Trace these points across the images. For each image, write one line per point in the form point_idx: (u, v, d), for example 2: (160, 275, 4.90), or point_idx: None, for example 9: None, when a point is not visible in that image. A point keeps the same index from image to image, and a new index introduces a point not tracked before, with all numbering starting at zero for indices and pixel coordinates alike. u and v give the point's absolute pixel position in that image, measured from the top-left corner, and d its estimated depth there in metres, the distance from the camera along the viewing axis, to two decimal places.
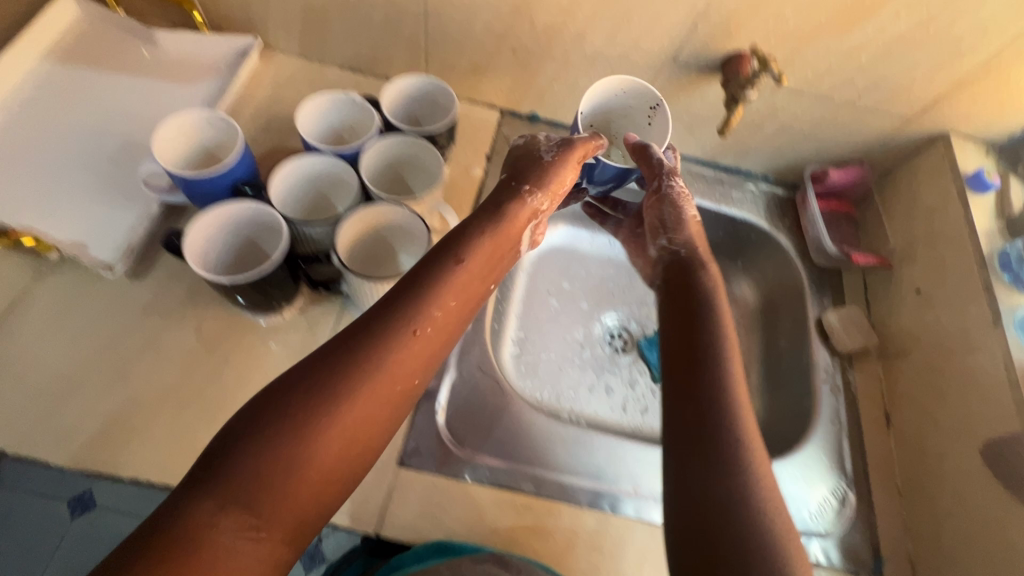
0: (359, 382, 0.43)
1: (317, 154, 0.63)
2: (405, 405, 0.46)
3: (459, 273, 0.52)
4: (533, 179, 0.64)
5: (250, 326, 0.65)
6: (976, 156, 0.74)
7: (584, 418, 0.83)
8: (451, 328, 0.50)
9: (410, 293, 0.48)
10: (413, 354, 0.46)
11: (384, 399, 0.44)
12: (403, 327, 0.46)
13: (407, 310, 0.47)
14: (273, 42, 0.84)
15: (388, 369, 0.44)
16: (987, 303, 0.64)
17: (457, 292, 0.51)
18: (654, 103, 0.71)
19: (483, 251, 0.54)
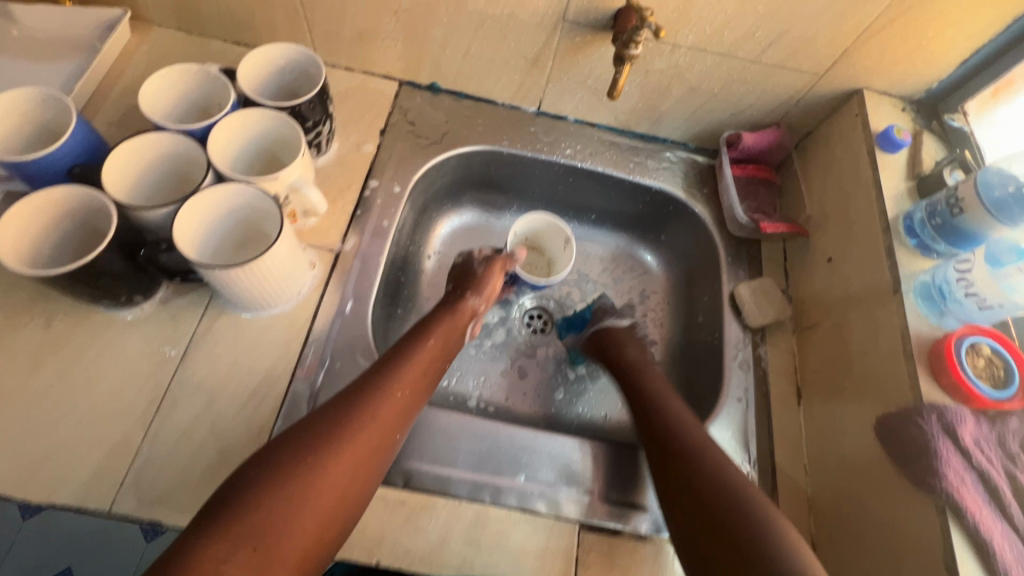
0: (351, 434, 0.52)
1: (158, 133, 0.57)
2: (389, 450, 0.55)
3: (428, 344, 0.64)
4: (472, 288, 0.74)
5: (106, 320, 0.61)
6: (888, 113, 0.70)
7: (493, 404, 0.78)
8: (421, 391, 0.60)
9: (390, 364, 0.60)
10: (397, 404, 0.57)
11: (374, 442, 0.54)
12: (389, 386, 0.57)
13: (387, 373, 0.58)
14: (147, 15, 0.78)
15: (379, 417, 0.55)
16: (889, 269, 0.60)
17: (425, 364, 0.62)
18: (567, 237, 0.81)
19: (439, 332, 0.67)
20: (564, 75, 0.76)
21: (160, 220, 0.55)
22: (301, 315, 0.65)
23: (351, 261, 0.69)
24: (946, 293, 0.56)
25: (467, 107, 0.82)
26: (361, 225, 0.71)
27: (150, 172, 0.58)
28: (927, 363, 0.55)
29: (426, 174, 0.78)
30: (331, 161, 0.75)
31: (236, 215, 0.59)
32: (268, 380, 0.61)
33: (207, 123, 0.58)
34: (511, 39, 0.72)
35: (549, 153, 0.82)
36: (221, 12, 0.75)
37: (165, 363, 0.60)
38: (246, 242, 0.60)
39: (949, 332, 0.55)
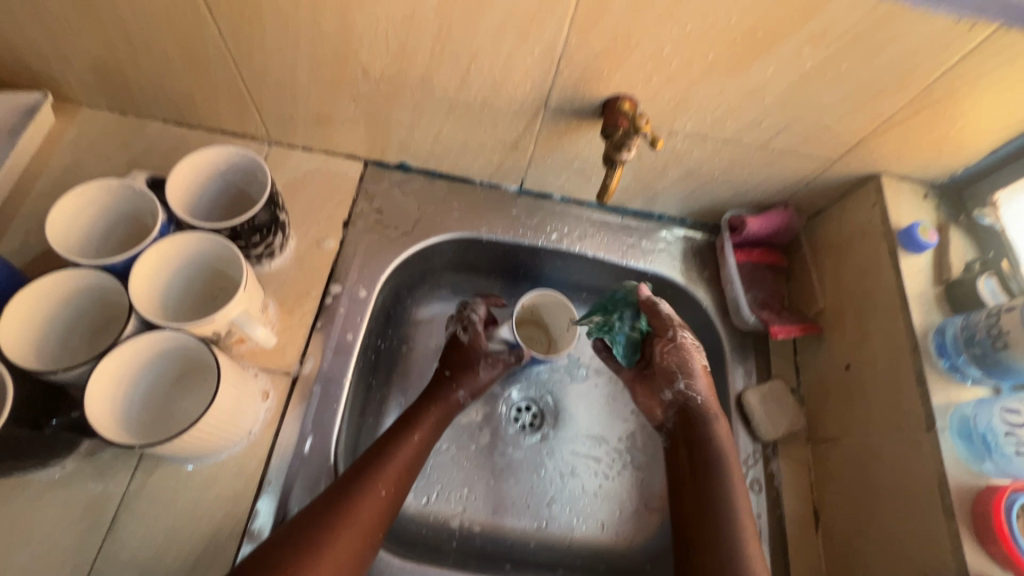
0: (329, 542, 0.49)
1: (67, 270, 0.48)
2: (367, 555, 0.52)
3: (414, 436, 0.60)
4: (465, 383, 0.68)
5: (17, 482, 0.52)
6: (912, 202, 0.63)
7: (478, 523, 0.69)
8: (403, 489, 0.57)
9: (371, 459, 0.56)
10: (378, 506, 0.53)
11: (349, 551, 0.50)
12: (370, 487, 0.54)
13: (367, 474, 0.55)
14: (70, 96, 0.68)
15: (359, 525, 0.51)
16: (920, 398, 0.53)
17: (409, 461, 0.58)
18: (571, 318, 0.71)
19: (427, 424, 0.62)
20: (547, 158, 0.68)
21: (75, 377, 0.47)
22: (251, 458, 0.56)
23: (311, 387, 0.60)
24: (992, 446, 0.49)
25: (442, 189, 0.74)
26: (323, 340, 0.63)
27: (62, 312, 0.50)
28: (971, 523, 0.48)
29: (396, 269, 0.70)
30: (288, 263, 0.66)
31: (169, 356, 0.51)
32: (211, 546, 0.52)
33: (129, 255, 0.50)
34: (487, 124, 0.63)
35: (533, 239, 0.74)
36: (156, 94, 0.66)
37: (89, 534, 0.51)
38: (187, 380, 0.53)
39: (992, 483, 0.49)
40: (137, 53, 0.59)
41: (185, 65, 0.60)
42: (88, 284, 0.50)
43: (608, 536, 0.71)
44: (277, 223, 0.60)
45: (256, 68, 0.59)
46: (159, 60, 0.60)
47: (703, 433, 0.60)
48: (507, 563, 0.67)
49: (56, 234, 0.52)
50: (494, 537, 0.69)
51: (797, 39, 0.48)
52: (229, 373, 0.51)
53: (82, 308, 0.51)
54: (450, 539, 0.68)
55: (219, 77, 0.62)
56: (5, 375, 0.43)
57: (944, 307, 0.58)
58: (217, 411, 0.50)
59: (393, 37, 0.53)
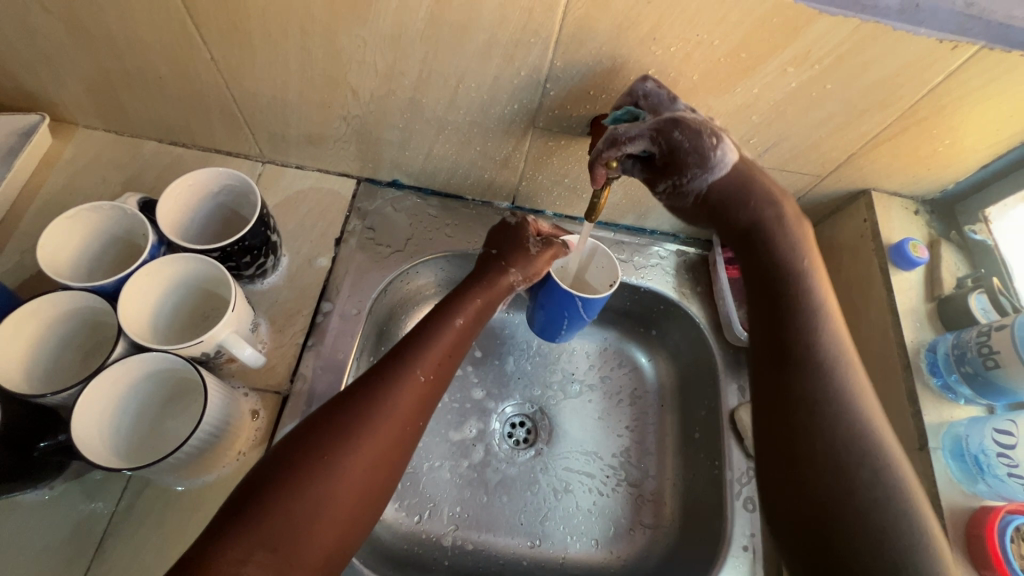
0: (368, 426, 0.46)
1: (58, 292, 0.49)
2: (409, 444, 0.49)
3: (455, 321, 0.56)
4: (516, 261, 0.61)
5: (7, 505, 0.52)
6: (902, 218, 0.63)
7: (471, 540, 0.69)
8: (444, 378, 0.53)
9: (408, 344, 0.53)
10: (416, 394, 0.50)
11: (391, 434, 0.47)
12: (407, 373, 0.50)
13: (405, 360, 0.51)
14: (68, 117, 0.69)
15: (396, 413, 0.48)
16: (911, 416, 0.53)
17: (450, 347, 0.55)
18: (611, 283, 0.64)
19: (470, 310, 0.57)
20: (538, 175, 0.68)
21: (65, 400, 0.47)
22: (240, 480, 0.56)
23: (300, 407, 0.60)
24: (984, 467, 0.47)
25: (434, 206, 0.74)
26: (314, 358, 0.63)
27: (53, 334, 0.50)
28: (965, 545, 0.47)
29: (387, 286, 0.70)
30: (279, 281, 0.66)
31: (158, 377, 0.51)
32: None
33: (119, 277, 0.51)
34: (477, 142, 0.64)
35: None
36: (152, 115, 0.67)
37: (76, 555, 0.51)
38: (178, 401, 0.53)
39: (986, 505, 0.48)
40: (131, 76, 0.60)
41: (178, 87, 0.61)
42: (79, 306, 0.50)
43: (601, 555, 0.70)
44: (269, 243, 0.60)
45: (247, 90, 0.60)
46: (153, 83, 0.61)
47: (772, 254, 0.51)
48: None
49: (51, 257, 0.53)
50: (487, 555, 0.68)
51: (780, 60, 0.48)
52: (216, 394, 0.51)
53: (73, 330, 0.51)
54: (442, 559, 0.67)
55: (212, 98, 0.62)
56: None
57: (936, 324, 0.57)
58: (203, 433, 0.50)
59: (381, 59, 0.54)
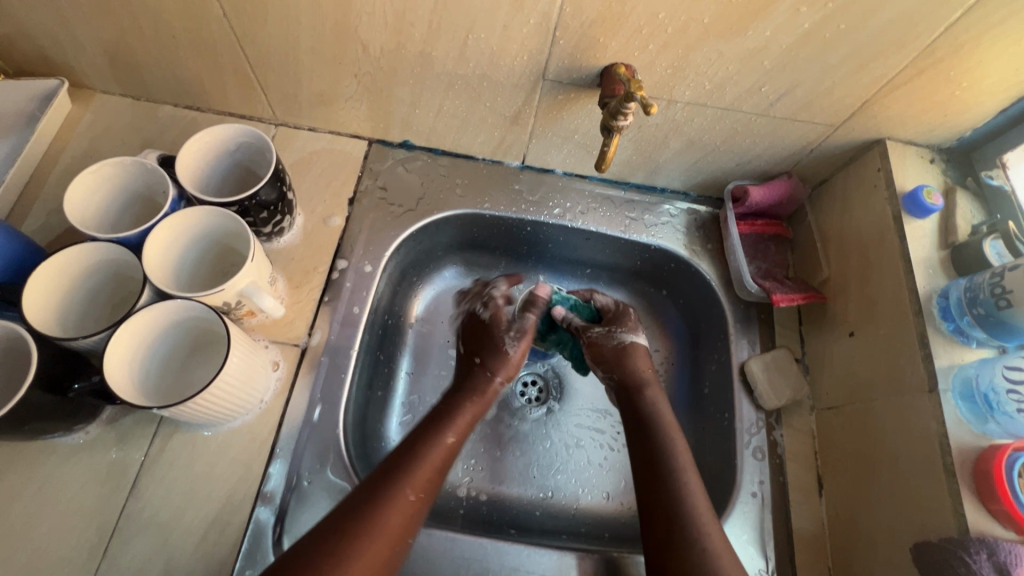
0: (360, 546, 0.46)
1: (84, 244, 0.51)
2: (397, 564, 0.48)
3: (448, 432, 0.57)
4: (502, 363, 0.65)
5: (46, 447, 0.55)
6: (918, 166, 0.62)
7: (485, 491, 0.71)
8: (436, 492, 0.54)
9: (401, 459, 0.53)
10: (405, 513, 0.50)
11: (381, 555, 0.47)
12: (396, 492, 0.50)
13: (400, 474, 0.52)
14: (86, 82, 0.71)
15: (387, 535, 0.48)
16: (921, 360, 0.53)
17: (441, 461, 0.55)
18: None
19: (461, 422, 0.59)
20: (548, 132, 0.68)
21: (96, 344, 0.50)
22: (264, 426, 0.58)
23: (319, 358, 0.62)
24: (994, 404, 0.48)
25: (444, 166, 0.75)
26: (331, 312, 0.65)
27: (83, 284, 0.52)
28: (972, 482, 0.48)
29: (400, 245, 0.71)
30: (295, 239, 0.68)
31: (181, 326, 0.53)
32: (226, 507, 0.55)
33: (142, 229, 0.52)
34: (487, 98, 0.64)
35: (536, 213, 0.74)
36: (166, 78, 0.68)
37: (113, 495, 0.54)
38: (201, 350, 0.55)
39: (994, 444, 0.48)
40: (145, 37, 0.61)
41: (191, 47, 0.62)
42: (104, 257, 0.52)
43: (613, 506, 0.72)
44: (284, 200, 0.62)
45: (259, 49, 0.61)
46: (167, 44, 0.62)
47: (639, 409, 0.61)
48: (512, 529, 0.68)
49: (77, 210, 0.54)
50: (502, 506, 0.70)
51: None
52: (240, 340, 0.53)
53: (101, 280, 0.53)
54: (457, 507, 0.69)
55: (225, 58, 0.63)
56: (30, 342, 0.46)
57: (950, 271, 0.57)
58: (226, 378, 0.51)
59: (389, 12, 0.54)
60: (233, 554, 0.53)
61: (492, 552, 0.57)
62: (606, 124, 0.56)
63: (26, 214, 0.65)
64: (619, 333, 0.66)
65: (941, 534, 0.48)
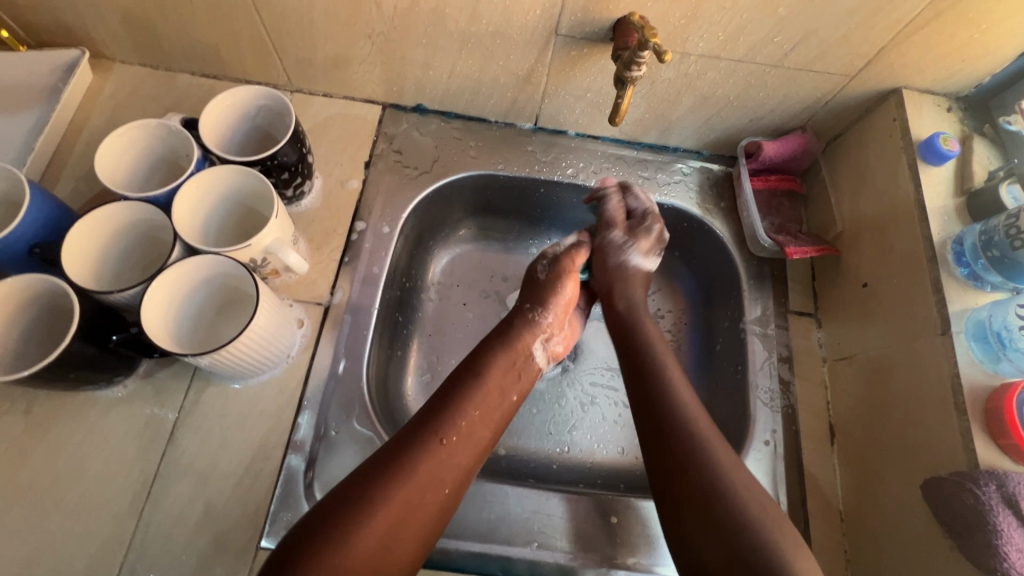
0: (399, 488, 0.47)
1: (117, 203, 0.53)
2: (437, 516, 0.48)
3: (484, 385, 0.56)
4: (533, 297, 0.65)
5: (88, 401, 0.58)
6: (934, 115, 0.62)
7: (504, 447, 0.72)
8: (475, 440, 0.53)
9: (437, 411, 0.53)
10: (443, 460, 0.50)
11: (421, 497, 0.48)
12: (434, 438, 0.51)
13: (438, 420, 0.52)
14: (106, 52, 0.72)
15: (424, 488, 0.48)
16: (935, 304, 0.54)
17: (483, 408, 0.55)
18: None
19: (500, 365, 0.58)
20: (560, 91, 0.69)
21: (130, 298, 0.52)
22: (292, 379, 0.61)
23: (342, 315, 0.64)
24: (1007, 341, 0.49)
25: (457, 129, 0.76)
26: (351, 272, 0.66)
27: (117, 243, 0.55)
28: (983, 420, 0.49)
29: (416, 207, 0.72)
30: (315, 202, 0.69)
31: (212, 283, 0.55)
32: (260, 455, 0.57)
33: (171, 188, 0.54)
34: (500, 56, 0.64)
35: (549, 174, 0.75)
36: (183, 45, 0.69)
37: (151, 444, 0.57)
38: (228, 308, 0.57)
39: (1006, 382, 0.49)
40: (163, 3, 0.62)
41: (208, 13, 0.63)
42: (135, 217, 0.54)
43: (627, 460, 0.73)
44: (304, 162, 0.63)
45: (275, 12, 0.61)
46: (184, 11, 0.63)
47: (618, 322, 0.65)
48: (530, 478, 0.70)
49: (107, 172, 0.57)
50: (520, 459, 0.72)
51: None
52: (267, 298, 0.54)
53: (132, 241, 0.56)
54: None
55: (240, 24, 0.64)
56: (71, 293, 0.49)
57: (965, 218, 0.57)
58: (257, 330, 0.54)
59: None
60: (268, 497, 0.56)
61: (511, 497, 0.59)
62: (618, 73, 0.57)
63: (55, 181, 0.67)
64: (628, 249, 0.67)
65: (952, 470, 0.49)
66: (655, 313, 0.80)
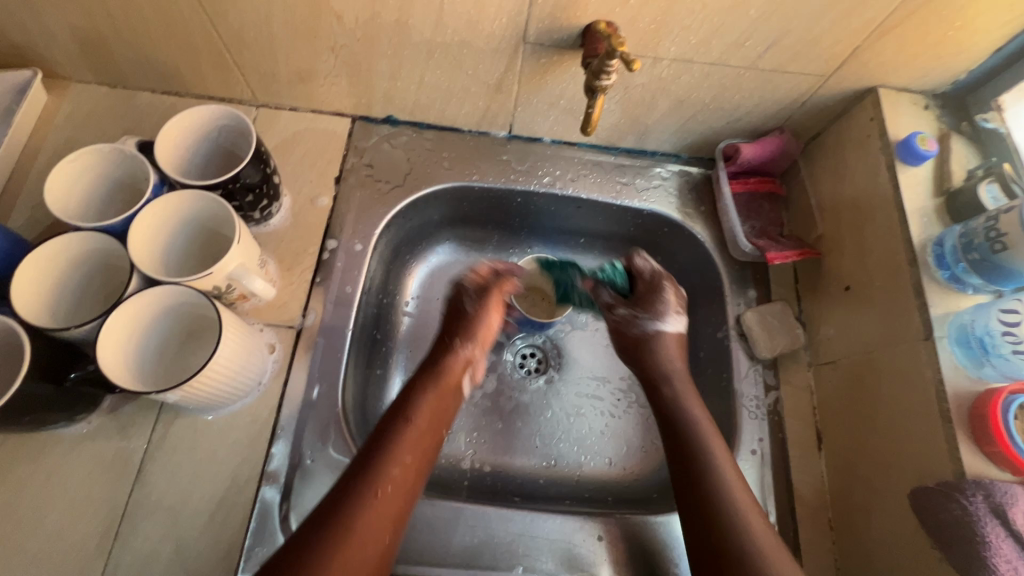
0: (341, 544, 0.45)
1: (67, 234, 0.51)
2: (379, 567, 0.47)
3: (414, 427, 0.55)
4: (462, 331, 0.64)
5: (50, 439, 0.56)
6: (912, 113, 0.61)
7: (489, 463, 0.71)
8: (411, 480, 0.52)
9: (368, 458, 0.51)
10: (379, 509, 0.48)
11: (363, 553, 0.46)
12: (369, 488, 0.49)
13: (370, 468, 0.50)
14: (61, 71, 0.69)
15: (365, 539, 0.46)
16: (918, 309, 0.53)
17: (414, 448, 0.53)
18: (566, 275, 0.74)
19: (427, 406, 0.57)
20: (533, 99, 0.67)
21: (87, 334, 0.50)
22: (264, 406, 0.59)
23: (314, 338, 0.62)
24: (989, 347, 0.48)
25: (430, 140, 0.74)
26: (322, 292, 0.64)
27: (72, 275, 0.52)
28: (968, 426, 0.48)
29: (390, 222, 0.71)
30: (284, 221, 0.67)
31: (175, 313, 0.53)
32: (233, 488, 0.55)
33: (126, 216, 0.52)
34: (469, 66, 0.62)
35: (525, 183, 0.73)
36: (140, 62, 0.66)
37: (118, 481, 0.55)
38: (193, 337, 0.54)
39: (990, 387, 0.48)
40: (115, 20, 0.59)
41: (162, 30, 0.60)
42: (90, 247, 0.52)
43: (615, 472, 0.71)
44: (269, 182, 0.61)
45: (232, 27, 0.59)
46: (138, 28, 0.60)
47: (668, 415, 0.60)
48: (516, 496, 0.68)
49: (57, 201, 0.54)
50: (505, 476, 0.70)
51: None
52: (231, 325, 0.52)
53: (89, 271, 0.53)
54: (461, 479, 0.69)
55: (198, 40, 0.61)
56: (20, 332, 0.46)
57: (945, 219, 0.56)
58: (223, 362, 0.51)
59: None
60: (241, 532, 0.54)
61: (496, 519, 0.58)
62: (588, 85, 0.56)
63: (11, 208, 0.64)
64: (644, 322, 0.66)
65: (938, 478, 0.48)
66: None
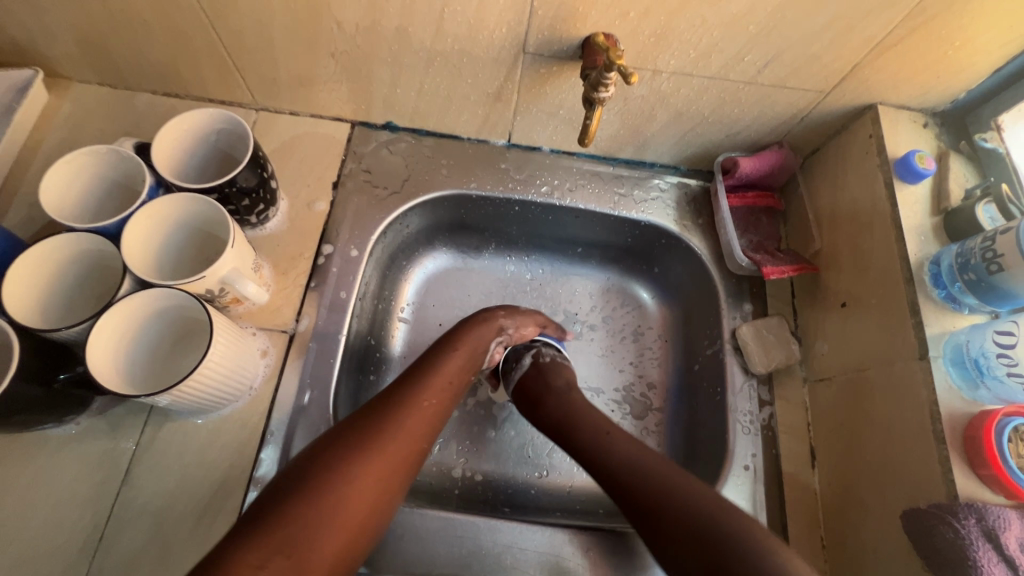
0: (381, 439, 0.49)
1: (61, 234, 0.51)
2: (410, 470, 0.50)
3: (450, 356, 0.59)
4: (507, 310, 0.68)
5: (38, 439, 0.55)
6: (911, 131, 0.61)
7: (480, 472, 0.70)
8: (444, 402, 0.55)
9: (409, 378, 0.55)
10: (419, 416, 0.52)
11: (399, 453, 0.49)
12: (413, 399, 0.53)
13: (412, 384, 0.55)
14: (63, 71, 0.70)
15: (402, 438, 0.50)
16: (913, 328, 0.52)
17: (451, 376, 0.58)
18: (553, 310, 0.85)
19: (467, 344, 0.62)
20: (532, 108, 0.67)
21: (77, 335, 0.49)
22: (255, 411, 0.59)
23: (307, 344, 0.62)
24: (984, 369, 0.48)
25: (429, 147, 0.74)
26: (316, 298, 0.64)
27: (65, 275, 0.52)
28: (962, 448, 0.47)
29: (387, 229, 0.71)
30: (281, 225, 0.67)
31: (167, 316, 0.53)
32: (221, 492, 0.55)
33: (120, 218, 0.52)
34: (469, 75, 0.63)
35: (523, 192, 0.73)
36: (141, 64, 0.66)
37: (106, 483, 0.54)
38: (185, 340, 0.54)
39: (984, 409, 0.48)
40: (116, 22, 0.59)
41: (163, 33, 0.60)
42: (83, 249, 0.52)
43: None
44: (266, 186, 0.61)
45: (233, 31, 0.59)
46: (140, 30, 0.60)
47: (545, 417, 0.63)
48: (506, 507, 0.68)
49: (52, 201, 0.54)
50: (497, 486, 0.70)
51: None
52: (223, 329, 0.52)
53: (82, 273, 0.53)
54: (452, 488, 0.68)
55: (199, 43, 0.62)
56: (10, 333, 0.46)
57: (942, 238, 0.56)
58: (213, 365, 0.51)
59: None
60: None
61: (484, 531, 0.57)
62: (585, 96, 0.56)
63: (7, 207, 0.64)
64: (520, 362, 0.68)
65: (931, 500, 0.48)
66: (635, 331, 0.79)
